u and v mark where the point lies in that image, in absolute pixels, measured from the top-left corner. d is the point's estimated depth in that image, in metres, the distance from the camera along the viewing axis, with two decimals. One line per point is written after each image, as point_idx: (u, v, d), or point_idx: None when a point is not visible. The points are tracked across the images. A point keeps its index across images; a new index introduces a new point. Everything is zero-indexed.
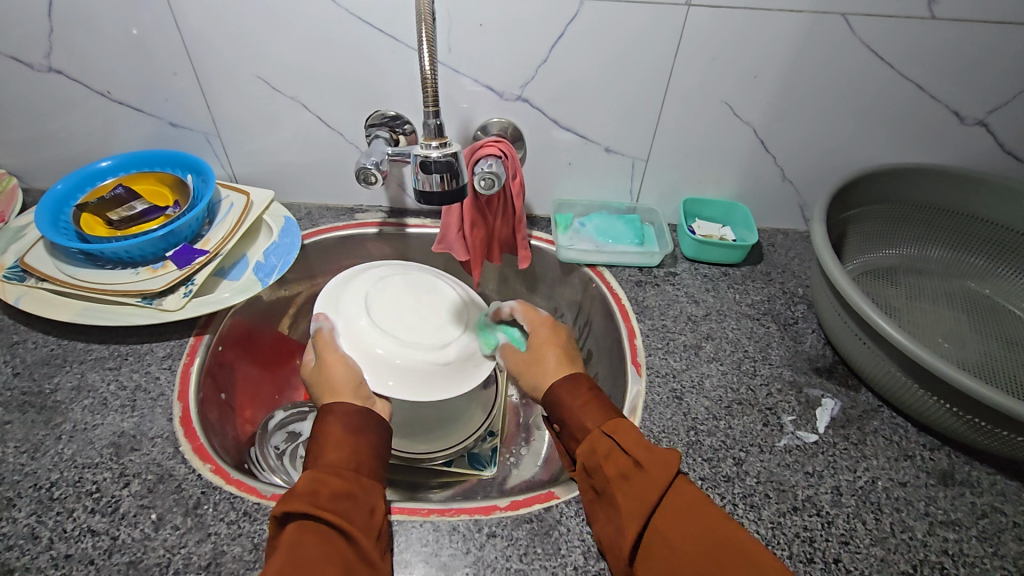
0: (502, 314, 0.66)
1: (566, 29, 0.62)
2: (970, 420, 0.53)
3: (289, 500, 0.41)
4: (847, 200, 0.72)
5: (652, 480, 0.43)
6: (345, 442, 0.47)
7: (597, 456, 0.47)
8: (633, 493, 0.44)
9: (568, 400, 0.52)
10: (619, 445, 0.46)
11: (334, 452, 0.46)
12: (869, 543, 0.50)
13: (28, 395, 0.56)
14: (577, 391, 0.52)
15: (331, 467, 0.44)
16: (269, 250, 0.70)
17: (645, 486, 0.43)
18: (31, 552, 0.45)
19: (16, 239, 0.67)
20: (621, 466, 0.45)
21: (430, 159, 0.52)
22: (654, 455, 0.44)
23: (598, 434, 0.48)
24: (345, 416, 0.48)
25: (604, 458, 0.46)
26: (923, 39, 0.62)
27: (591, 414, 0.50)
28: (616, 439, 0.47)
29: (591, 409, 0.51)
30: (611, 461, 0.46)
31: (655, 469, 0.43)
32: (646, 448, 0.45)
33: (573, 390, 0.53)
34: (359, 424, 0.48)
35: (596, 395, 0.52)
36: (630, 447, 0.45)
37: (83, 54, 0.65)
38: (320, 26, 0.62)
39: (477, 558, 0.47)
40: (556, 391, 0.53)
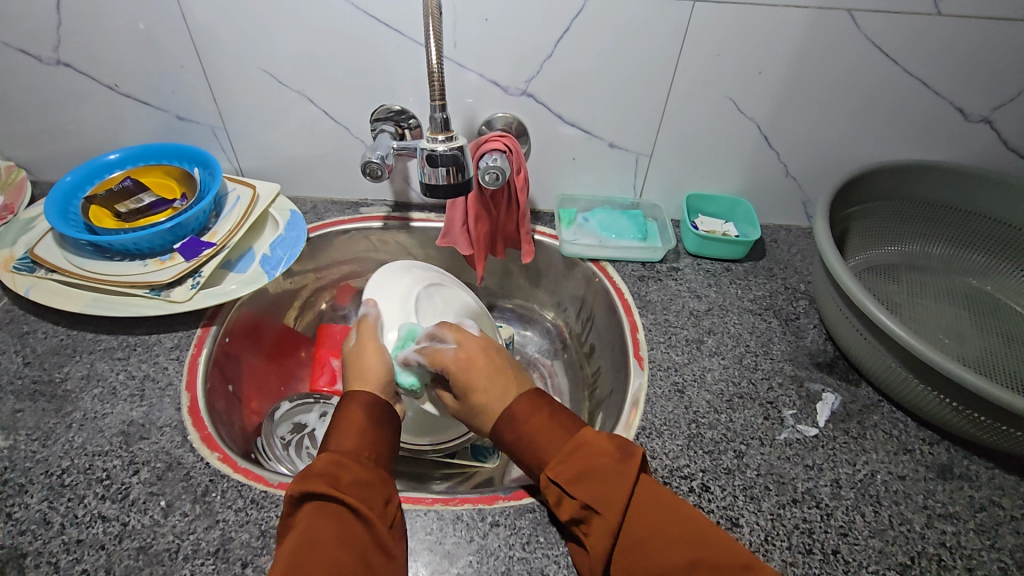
0: (407, 361, 0.56)
1: (571, 25, 0.62)
2: (971, 416, 0.53)
3: (306, 481, 0.42)
4: (850, 196, 0.72)
5: (607, 519, 0.42)
6: (363, 428, 0.48)
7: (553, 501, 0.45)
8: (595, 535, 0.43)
9: (513, 434, 0.49)
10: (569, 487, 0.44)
11: (352, 439, 0.47)
12: (867, 535, 0.51)
13: (38, 383, 0.57)
14: (517, 420, 0.49)
15: (349, 453, 0.45)
16: (275, 243, 0.71)
17: (601, 527, 0.43)
18: (43, 537, 0.46)
19: (26, 231, 0.68)
20: (577, 505, 0.44)
21: (436, 153, 0.53)
22: (604, 490, 0.43)
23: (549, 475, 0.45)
24: (369, 404, 0.50)
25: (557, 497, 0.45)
26: (927, 36, 0.62)
27: (545, 440, 0.48)
28: (561, 478, 0.44)
29: (543, 440, 0.48)
30: (566, 505, 0.44)
31: (606, 508, 0.42)
32: (593, 484, 0.43)
33: (513, 425, 0.49)
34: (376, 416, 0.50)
35: (551, 418, 0.49)
36: (579, 492, 0.44)
37: (90, 47, 0.65)
38: (327, 21, 0.62)
39: (481, 547, 0.48)
40: (502, 430, 0.50)
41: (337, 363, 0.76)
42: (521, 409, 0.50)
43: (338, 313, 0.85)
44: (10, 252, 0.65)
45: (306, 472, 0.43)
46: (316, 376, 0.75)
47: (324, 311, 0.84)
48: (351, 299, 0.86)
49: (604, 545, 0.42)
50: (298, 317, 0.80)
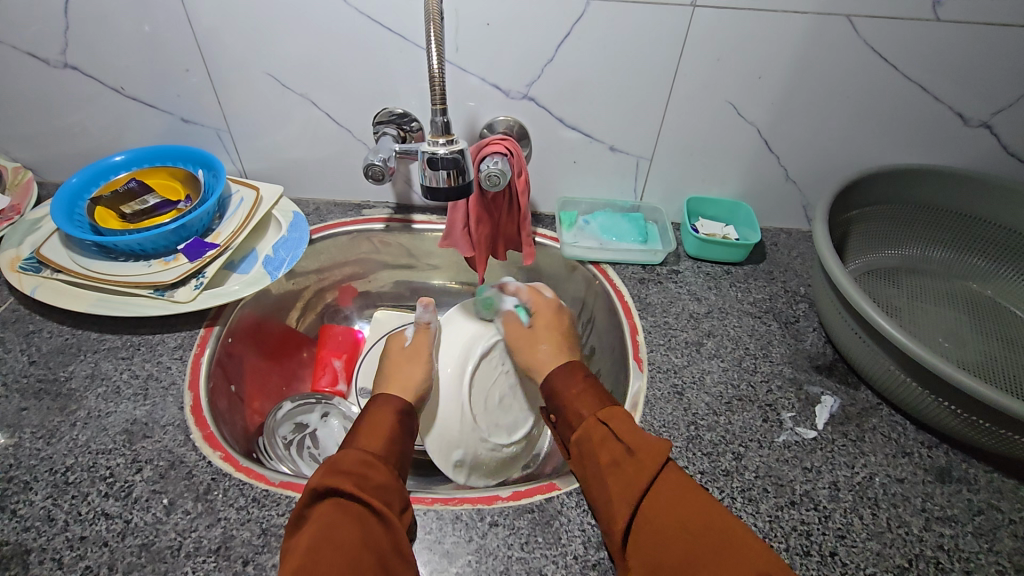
0: (506, 288, 0.70)
1: (572, 29, 0.63)
2: (969, 419, 0.53)
3: (334, 477, 0.43)
4: (849, 200, 0.73)
5: (641, 466, 0.44)
6: (386, 435, 0.49)
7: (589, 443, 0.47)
8: (623, 479, 0.44)
9: (564, 387, 0.54)
10: (613, 434, 0.47)
11: (376, 443, 0.48)
12: (865, 537, 0.51)
13: (43, 382, 0.57)
14: (572, 376, 0.54)
15: (374, 456, 0.46)
16: (277, 245, 0.72)
17: (634, 471, 0.44)
18: (46, 533, 0.46)
19: (32, 231, 0.69)
20: (614, 453, 0.46)
21: (437, 156, 0.53)
22: (645, 439, 0.45)
23: (594, 422, 0.49)
24: (397, 412, 0.52)
25: (596, 442, 0.47)
26: (926, 41, 0.63)
27: (587, 403, 0.51)
28: (609, 424, 0.47)
29: (587, 395, 0.52)
30: (604, 448, 0.46)
31: (645, 454, 0.44)
32: (639, 433, 0.46)
33: (569, 377, 0.54)
34: (397, 424, 0.51)
35: (591, 382, 0.53)
36: (624, 435, 0.46)
37: (98, 50, 0.66)
38: (331, 25, 0.63)
39: (479, 547, 0.48)
40: (553, 378, 0.55)
41: (338, 364, 0.77)
42: (571, 370, 0.55)
43: (339, 314, 0.85)
44: (16, 252, 0.66)
45: (333, 469, 0.44)
46: (318, 377, 0.76)
47: (326, 312, 0.84)
48: (352, 301, 0.86)
49: (636, 487, 0.43)
50: (300, 319, 0.81)
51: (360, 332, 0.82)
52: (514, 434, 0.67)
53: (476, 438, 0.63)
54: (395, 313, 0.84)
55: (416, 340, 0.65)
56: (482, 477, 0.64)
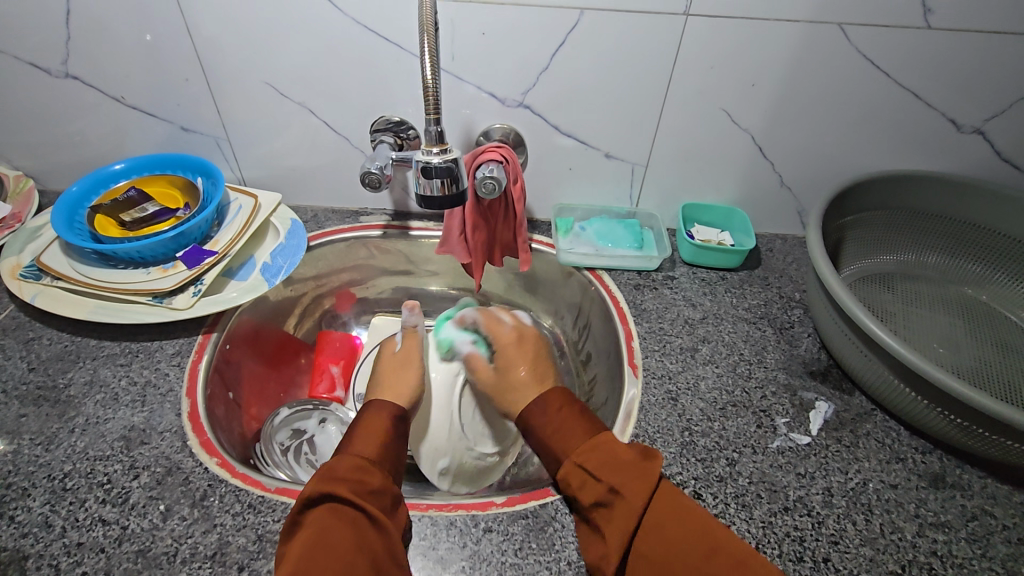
0: (464, 320, 0.67)
1: (566, 38, 0.64)
2: (961, 424, 0.54)
3: (330, 484, 0.43)
4: (844, 206, 0.73)
5: (628, 510, 0.43)
6: (380, 439, 0.49)
7: (571, 485, 0.46)
8: (614, 521, 0.44)
9: (541, 423, 0.51)
10: (593, 474, 0.45)
11: (371, 448, 0.48)
12: (858, 543, 0.51)
13: (42, 389, 0.58)
14: (546, 408, 0.52)
15: (369, 461, 0.46)
16: (275, 252, 0.72)
17: (623, 511, 0.43)
18: (44, 540, 0.47)
19: (33, 239, 0.70)
20: (597, 494, 0.45)
21: (431, 165, 0.54)
22: (628, 476, 0.44)
23: (571, 463, 0.47)
24: (391, 416, 0.52)
25: (578, 486, 0.46)
26: (918, 49, 0.63)
27: (567, 437, 0.49)
28: (587, 466, 0.46)
29: (567, 423, 0.50)
30: (588, 489, 0.45)
31: (630, 495, 0.43)
32: (618, 471, 0.45)
33: (541, 412, 0.52)
34: (391, 428, 0.51)
35: (572, 412, 0.51)
36: (604, 474, 0.45)
37: (98, 60, 0.67)
38: (328, 35, 0.64)
39: (473, 552, 0.48)
40: (528, 414, 0.53)
41: (336, 369, 0.77)
42: (550, 401, 0.53)
43: (338, 320, 0.86)
44: (17, 259, 0.67)
45: (329, 476, 0.44)
46: (315, 382, 0.76)
47: (324, 318, 0.85)
48: (350, 306, 0.87)
49: (624, 529, 0.42)
50: (298, 325, 0.82)
51: (357, 338, 0.83)
52: (503, 442, 0.68)
53: (463, 446, 0.64)
54: (390, 318, 0.87)
55: (406, 344, 0.63)
56: (464, 481, 0.66)
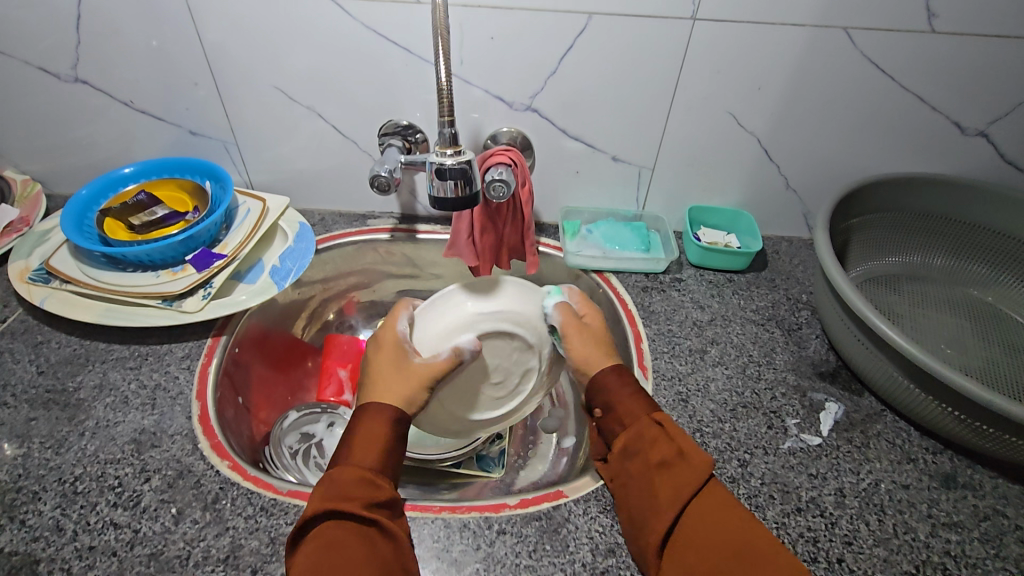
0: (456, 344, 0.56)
1: (574, 42, 0.64)
2: (972, 424, 0.54)
3: (334, 504, 0.43)
4: (850, 208, 0.73)
5: (692, 474, 0.44)
6: (379, 445, 0.48)
7: (638, 444, 0.47)
8: (670, 483, 0.45)
9: (614, 387, 0.52)
10: (667, 437, 0.47)
11: (368, 455, 0.47)
12: (872, 543, 0.51)
13: (51, 392, 0.57)
14: (617, 377, 0.52)
15: (370, 471, 0.46)
16: (284, 255, 0.72)
17: (683, 476, 0.45)
18: (55, 543, 0.46)
19: (41, 243, 0.70)
20: (666, 456, 0.46)
21: (444, 167, 0.53)
22: (695, 450, 0.46)
23: (646, 420, 0.49)
24: (392, 421, 0.50)
25: (647, 446, 0.47)
26: (922, 53, 0.64)
27: (635, 404, 0.50)
28: (665, 427, 0.48)
29: (631, 397, 0.51)
30: (656, 448, 0.46)
31: (695, 462, 0.45)
32: (690, 442, 0.47)
33: (623, 378, 0.53)
34: (388, 428, 0.49)
35: (641, 389, 0.53)
36: (676, 438, 0.47)
37: (108, 66, 0.67)
38: (337, 39, 0.64)
39: (487, 554, 0.48)
40: (598, 379, 0.53)
41: (344, 373, 0.76)
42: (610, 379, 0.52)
43: (345, 323, 0.86)
44: (26, 263, 0.67)
45: (332, 495, 0.43)
46: (323, 386, 0.75)
47: (331, 321, 0.85)
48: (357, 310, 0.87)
49: (684, 492, 0.44)
50: (306, 328, 0.81)
51: (364, 341, 0.82)
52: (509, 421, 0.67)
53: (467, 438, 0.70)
54: None
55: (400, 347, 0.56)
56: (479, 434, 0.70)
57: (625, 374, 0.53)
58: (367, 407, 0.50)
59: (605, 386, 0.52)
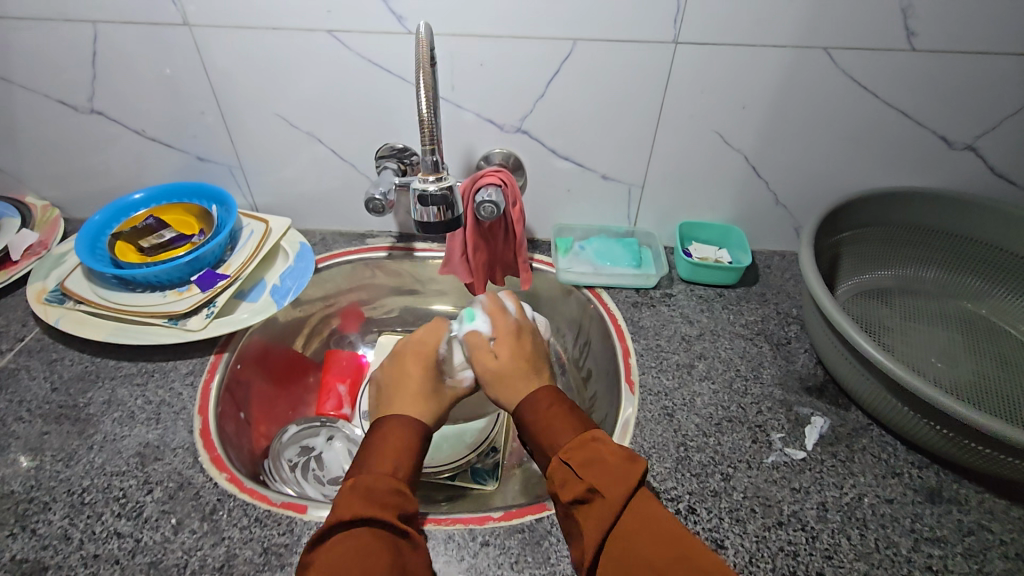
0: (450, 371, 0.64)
1: (560, 67, 0.66)
2: (955, 439, 0.54)
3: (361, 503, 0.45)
4: (838, 223, 0.74)
5: (607, 504, 0.44)
6: (406, 458, 0.51)
7: (555, 481, 0.48)
8: (591, 516, 0.45)
9: (533, 417, 0.54)
10: (576, 473, 0.47)
11: (392, 462, 0.49)
12: (852, 557, 0.51)
13: (64, 407, 0.61)
14: (541, 404, 0.54)
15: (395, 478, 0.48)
16: (285, 274, 0.75)
17: (602, 509, 0.44)
18: (63, 552, 0.49)
19: (58, 265, 0.74)
20: (577, 492, 0.46)
21: (426, 194, 0.56)
22: (609, 475, 0.45)
23: (555, 458, 0.49)
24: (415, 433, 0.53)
25: (561, 482, 0.47)
26: (904, 70, 0.65)
27: (558, 433, 0.51)
28: (571, 461, 0.47)
29: (557, 424, 0.52)
30: (568, 487, 0.46)
31: (608, 490, 0.45)
32: (598, 471, 0.46)
33: (535, 405, 0.54)
34: (414, 440, 0.53)
35: (559, 409, 0.53)
36: (584, 473, 0.46)
37: (121, 97, 0.72)
38: (334, 68, 0.67)
39: (471, 565, 0.50)
40: (523, 408, 0.55)
41: (343, 388, 0.78)
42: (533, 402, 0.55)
43: (345, 339, 0.89)
44: (43, 285, 0.71)
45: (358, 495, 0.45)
46: (322, 401, 0.77)
47: (332, 337, 0.88)
48: (356, 326, 0.89)
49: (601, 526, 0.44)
50: (307, 344, 0.84)
51: (363, 356, 0.85)
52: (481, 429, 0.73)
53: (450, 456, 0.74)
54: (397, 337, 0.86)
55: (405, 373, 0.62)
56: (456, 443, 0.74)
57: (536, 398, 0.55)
58: (391, 416, 0.55)
59: (526, 413, 0.55)
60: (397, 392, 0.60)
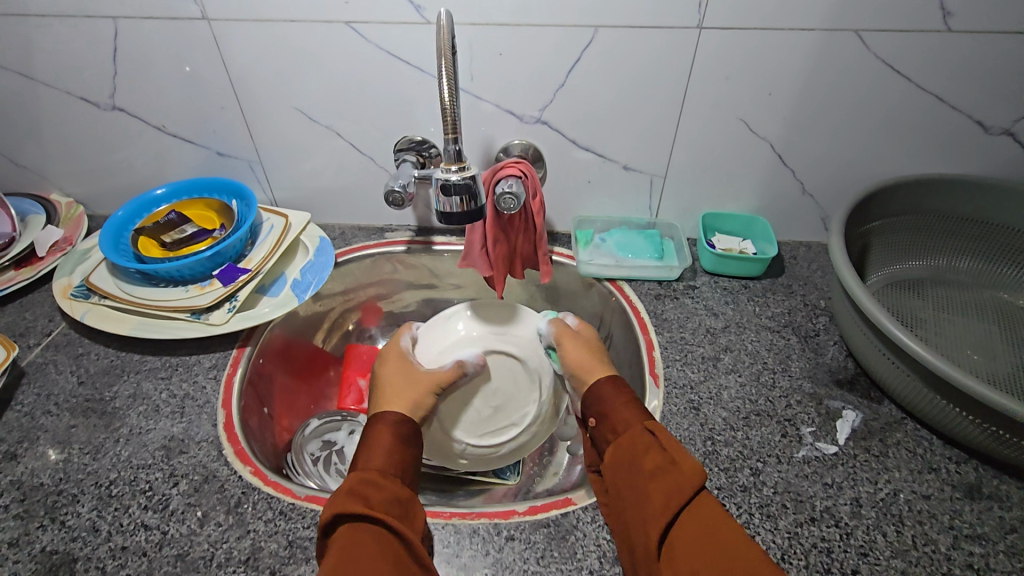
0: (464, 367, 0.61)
1: (581, 55, 0.65)
2: (990, 430, 0.52)
3: (343, 503, 0.44)
4: (868, 212, 0.72)
5: (687, 481, 0.43)
6: (390, 450, 0.50)
7: (634, 452, 0.47)
8: (666, 488, 0.44)
9: (609, 396, 0.53)
10: (658, 445, 0.47)
11: (382, 458, 0.49)
12: (889, 555, 0.50)
13: (90, 401, 0.61)
14: (619, 386, 0.54)
15: (376, 473, 0.47)
16: (305, 269, 0.75)
17: (681, 482, 0.43)
18: (92, 543, 0.49)
19: (81, 261, 0.75)
20: (659, 462, 0.45)
21: (450, 182, 0.55)
22: (687, 455, 0.45)
23: (640, 430, 0.49)
24: (396, 424, 0.52)
25: (643, 452, 0.47)
26: (939, 52, 0.63)
27: (631, 411, 0.51)
28: (658, 436, 0.47)
29: (629, 404, 0.52)
30: (650, 457, 0.46)
31: (689, 469, 0.44)
32: (682, 449, 0.46)
33: (615, 387, 0.54)
34: (400, 435, 0.51)
35: (635, 397, 0.53)
36: (671, 448, 0.46)
37: (142, 94, 0.72)
38: (353, 60, 0.67)
39: (496, 560, 0.49)
40: (598, 388, 0.54)
41: (363, 382, 0.78)
42: (607, 387, 0.54)
43: (365, 333, 0.89)
44: (69, 280, 0.72)
45: (342, 495, 0.44)
46: (343, 395, 0.77)
47: (352, 331, 0.88)
48: (376, 320, 0.89)
49: (682, 496, 0.43)
50: (327, 338, 0.84)
51: (384, 352, 0.84)
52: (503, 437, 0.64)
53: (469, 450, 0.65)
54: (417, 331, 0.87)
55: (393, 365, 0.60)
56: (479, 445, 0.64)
57: (618, 384, 0.55)
58: (382, 412, 0.53)
59: (603, 394, 0.54)
60: (382, 385, 0.58)
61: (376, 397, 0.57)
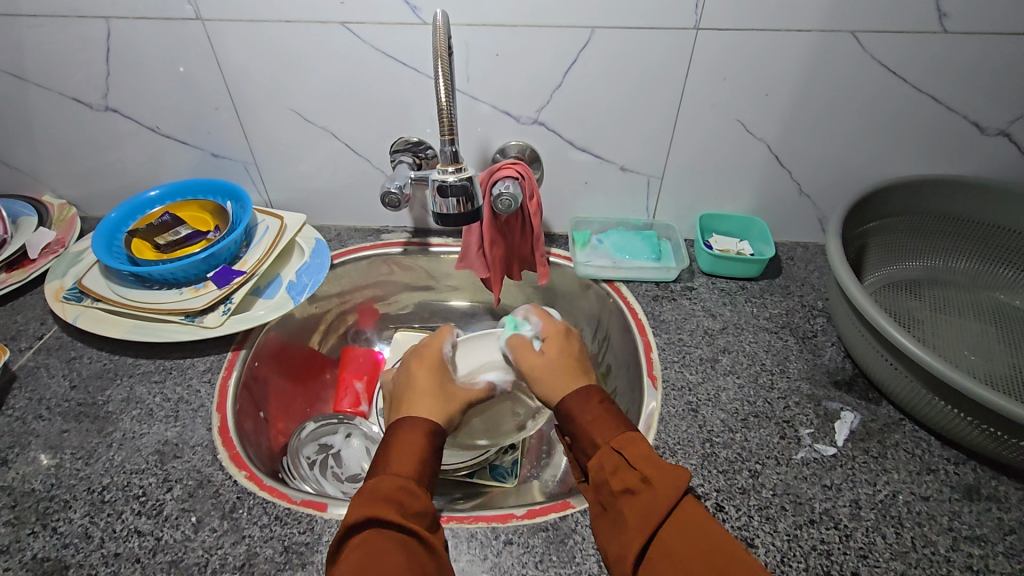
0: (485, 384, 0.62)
1: (578, 56, 0.65)
2: (987, 430, 0.52)
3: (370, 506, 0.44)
4: (865, 213, 0.72)
5: (660, 498, 0.43)
6: (417, 457, 0.49)
7: (604, 472, 0.47)
8: (639, 508, 0.44)
9: (579, 411, 0.52)
10: (629, 462, 0.46)
11: (409, 465, 0.48)
12: (888, 557, 0.50)
13: (83, 405, 0.61)
14: (587, 399, 0.52)
15: (405, 479, 0.47)
16: (301, 270, 0.75)
17: (652, 501, 0.44)
18: (84, 550, 0.49)
19: (74, 264, 0.74)
20: (630, 481, 0.45)
21: (447, 184, 0.55)
22: (661, 470, 0.45)
23: (607, 448, 0.48)
24: (427, 433, 0.51)
25: (610, 471, 0.46)
26: (935, 53, 0.63)
27: (601, 427, 0.50)
28: (623, 453, 0.47)
29: (600, 419, 0.51)
30: (618, 477, 0.46)
31: (662, 482, 0.44)
32: (655, 462, 0.46)
33: (585, 402, 0.52)
34: (426, 442, 0.51)
35: (606, 407, 0.52)
36: (639, 463, 0.46)
37: (135, 95, 0.71)
38: (347, 60, 0.66)
39: (494, 564, 0.49)
40: (567, 404, 0.53)
41: (360, 385, 0.78)
42: (574, 403, 0.53)
43: (361, 335, 0.88)
44: (61, 283, 0.71)
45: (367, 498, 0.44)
46: (340, 397, 0.77)
47: (348, 333, 0.87)
48: (372, 322, 0.89)
49: (653, 517, 0.43)
50: (323, 341, 0.84)
51: (380, 354, 0.84)
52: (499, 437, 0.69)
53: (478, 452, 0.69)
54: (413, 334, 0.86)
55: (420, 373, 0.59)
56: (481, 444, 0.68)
57: (591, 395, 0.54)
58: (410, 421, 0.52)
59: (573, 411, 0.52)
60: (414, 391, 0.57)
61: (404, 402, 0.56)
